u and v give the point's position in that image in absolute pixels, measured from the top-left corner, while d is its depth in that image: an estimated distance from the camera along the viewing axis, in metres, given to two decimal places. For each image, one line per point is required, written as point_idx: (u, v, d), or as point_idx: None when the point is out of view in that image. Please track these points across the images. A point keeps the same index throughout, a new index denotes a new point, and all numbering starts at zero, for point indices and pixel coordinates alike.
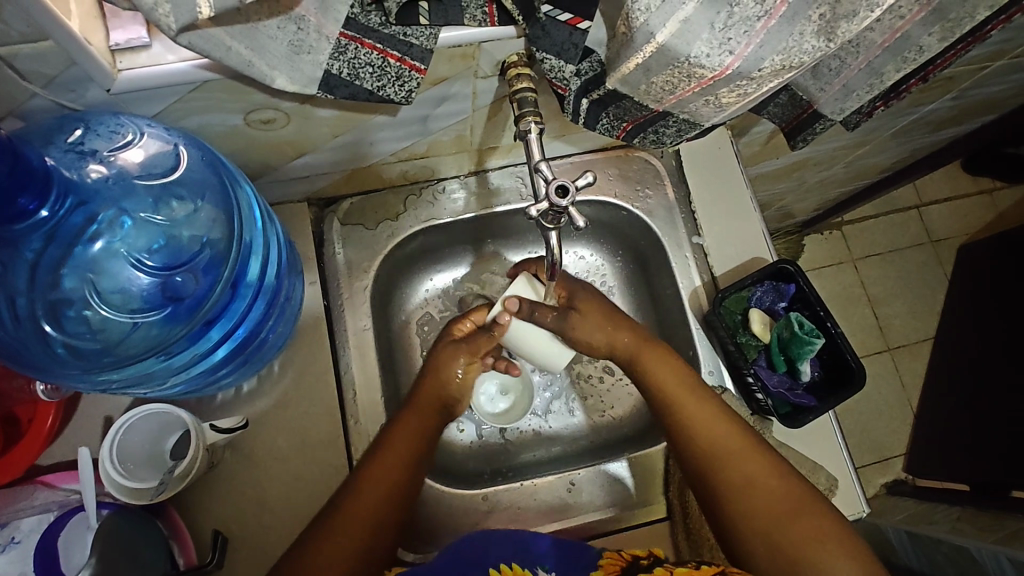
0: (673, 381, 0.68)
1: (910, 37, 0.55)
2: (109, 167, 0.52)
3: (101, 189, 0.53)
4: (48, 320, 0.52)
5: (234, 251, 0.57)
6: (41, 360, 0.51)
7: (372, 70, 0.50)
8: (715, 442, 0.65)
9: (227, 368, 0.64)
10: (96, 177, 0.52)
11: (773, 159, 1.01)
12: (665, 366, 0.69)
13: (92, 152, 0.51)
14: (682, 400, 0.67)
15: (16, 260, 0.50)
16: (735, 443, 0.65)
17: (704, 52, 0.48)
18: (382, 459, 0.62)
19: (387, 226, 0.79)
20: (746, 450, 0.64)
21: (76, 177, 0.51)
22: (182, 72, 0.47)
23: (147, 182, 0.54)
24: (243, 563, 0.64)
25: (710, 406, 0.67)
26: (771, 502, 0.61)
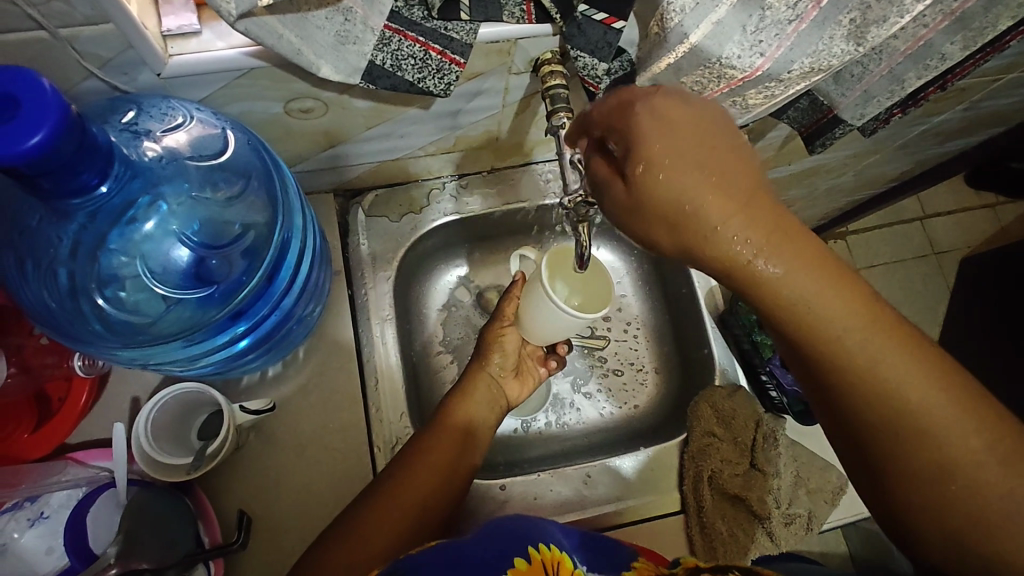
0: (855, 319, 0.43)
1: (932, 45, 0.57)
2: (162, 146, 0.53)
3: (154, 167, 0.53)
4: (90, 294, 0.53)
5: (272, 241, 0.58)
6: (84, 334, 0.53)
7: (414, 62, 0.52)
8: (931, 403, 0.44)
9: (252, 354, 0.65)
10: (150, 157, 0.52)
11: (786, 165, 1.03)
12: (835, 296, 0.43)
13: (146, 132, 0.51)
14: (853, 346, 0.43)
15: (65, 231, 0.50)
16: (873, 341, 0.43)
17: (735, 53, 0.50)
18: (424, 453, 0.63)
19: (411, 219, 0.80)
20: (873, 331, 0.44)
21: (134, 155, 0.51)
22: (232, 59, 0.49)
23: (196, 164, 0.55)
24: (266, 543, 0.65)
25: (919, 373, 0.43)
26: (913, 399, 0.43)
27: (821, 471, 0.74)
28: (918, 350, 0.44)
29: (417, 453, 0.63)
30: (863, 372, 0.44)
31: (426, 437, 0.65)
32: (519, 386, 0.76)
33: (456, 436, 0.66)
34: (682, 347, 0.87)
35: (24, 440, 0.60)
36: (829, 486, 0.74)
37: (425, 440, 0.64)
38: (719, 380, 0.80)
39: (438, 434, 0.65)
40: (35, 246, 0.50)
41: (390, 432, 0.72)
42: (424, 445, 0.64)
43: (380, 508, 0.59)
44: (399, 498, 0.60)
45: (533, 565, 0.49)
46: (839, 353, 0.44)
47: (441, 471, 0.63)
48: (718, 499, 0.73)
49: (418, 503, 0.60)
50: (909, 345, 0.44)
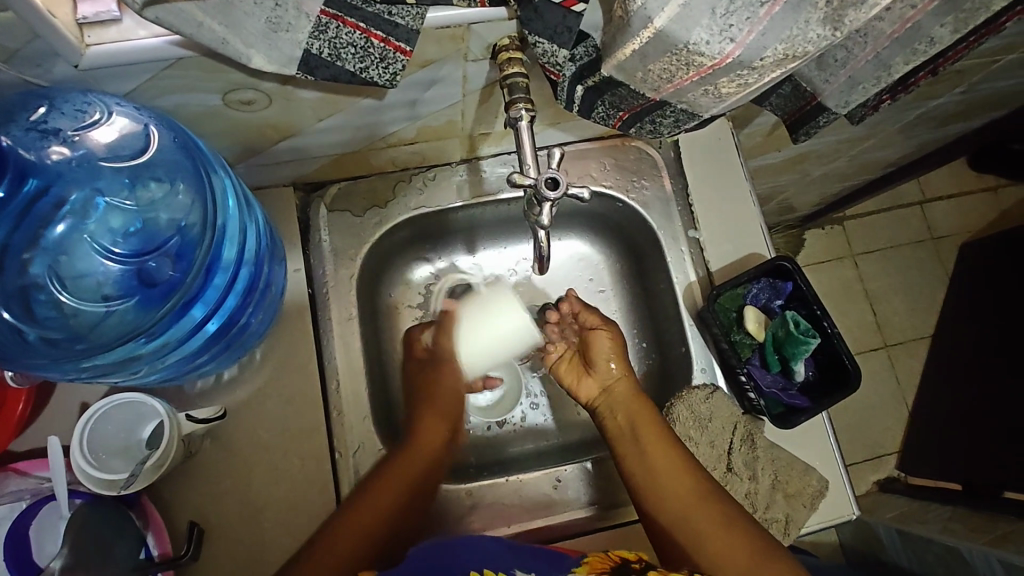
0: (671, 471, 0.65)
1: (920, 27, 0.52)
2: (74, 148, 0.52)
3: (64, 171, 0.52)
4: (20, 313, 0.51)
5: (208, 235, 0.55)
6: (22, 355, 0.49)
7: (355, 50, 0.47)
8: (682, 494, 0.63)
9: (207, 355, 0.62)
10: (57, 159, 0.51)
11: (774, 151, 1.00)
12: (645, 423, 0.69)
13: (55, 132, 0.50)
14: (659, 469, 0.65)
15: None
16: (669, 460, 0.66)
17: (703, 39, 0.46)
18: (392, 471, 0.66)
19: (375, 213, 0.77)
20: (684, 472, 0.65)
21: (35, 157, 0.50)
22: (155, 48, 0.45)
23: (114, 164, 0.54)
24: (222, 552, 0.63)
25: (683, 462, 0.65)
26: (679, 500, 0.63)
27: (801, 474, 0.71)
28: (691, 467, 0.65)
29: (387, 468, 0.66)
30: (651, 467, 0.66)
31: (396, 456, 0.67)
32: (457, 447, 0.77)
33: (419, 462, 0.68)
34: (660, 343, 0.84)
35: None
36: (810, 490, 0.71)
37: (365, 493, 0.63)
38: (697, 380, 0.76)
39: (406, 456, 0.68)
40: None
41: (353, 437, 0.70)
42: (378, 483, 0.65)
43: (342, 522, 0.61)
44: (331, 553, 0.59)
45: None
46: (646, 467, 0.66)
47: (396, 505, 0.64)
48: None
49: (352, 555, 0.59)
50: (694, 475, 0.64)
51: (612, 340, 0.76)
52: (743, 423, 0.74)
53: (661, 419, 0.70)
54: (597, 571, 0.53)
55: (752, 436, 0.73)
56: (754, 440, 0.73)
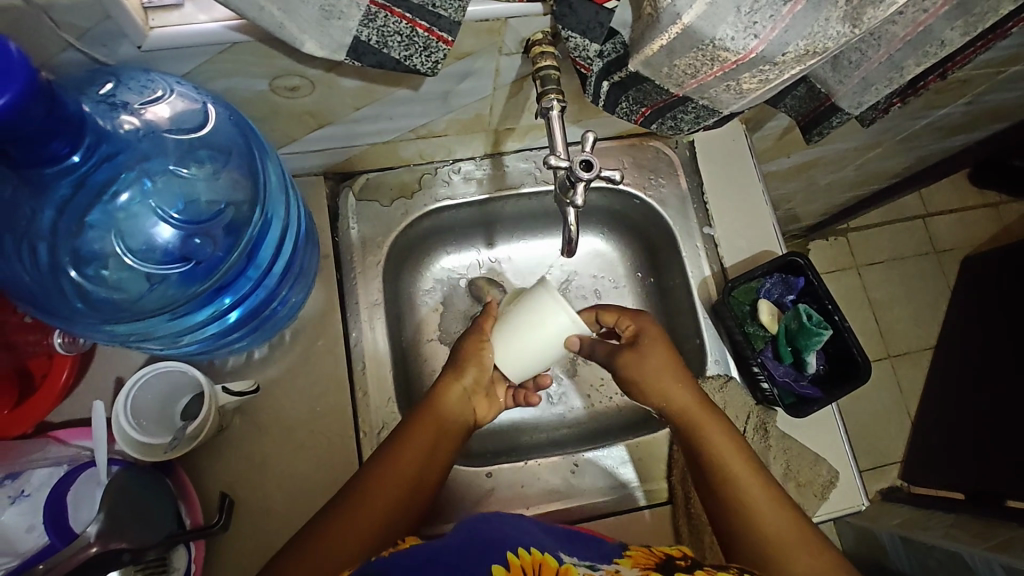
0: (757, 497, 0.62)
1: (932, 30, 0.55)
2: (141, 119, 0.52)
3: (132, 141, 0.52)
4: (71, 268, 0.52)
5: (255, 217, 0.57)
6: (66, 309, 0.52)
7: (400, 39, 0.50)
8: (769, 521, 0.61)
9: (239, 333, 0.64)
10: (129, 129, 0.52)
11: (785, 157, 1.03)
12: (724, 443, 0.65)
13: (123, 104, 0.50)
14: (746, 493, 0.62)
15: (44, 205, 0.50)
16: (754, 482, 0.63)
17: (729, 35, 0.49)
18: (393, 462, 0.62)
19: (402, 204, 0.80)
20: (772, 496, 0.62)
21: (110, 127, 0.50)
22: (213, 33, 0.48)
23: (176, 138, 0.54)
24: (250, 524, 0.65)
25: (767, 487, 0.63)
26: (768, 529, 0.60)
27: (811, 465, 0.74)
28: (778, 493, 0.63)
29: (393, 455, 0.63)
30: (733, 486, 0.63)
31: (403, 439, 0.64)
32: (490, 405, 0.73)
33: (423, 451, 0.64)
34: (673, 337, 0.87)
35: (6, 417, 0.60)
36: (821, 480, 0.73)
37: (395, 450, 0.63)
38: (711, 370, 0.78)
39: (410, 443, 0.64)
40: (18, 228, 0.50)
41: (377, 418, 0.72)
42: (382, 473, 0.62)
43: (341, 516, 0.59)
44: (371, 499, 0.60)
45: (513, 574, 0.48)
46: (726, 487, 0.63)
47: (399, 496, 0.61)
48: None
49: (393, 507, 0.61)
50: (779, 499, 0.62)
51: (660, 352, 0.69)
52: (757, 413, 0.76)
53: (732, 434, 0.66)
54: (640, 564, 0.56)
55: (765, 427, 0.75)
56: (767, 431, 0.75)
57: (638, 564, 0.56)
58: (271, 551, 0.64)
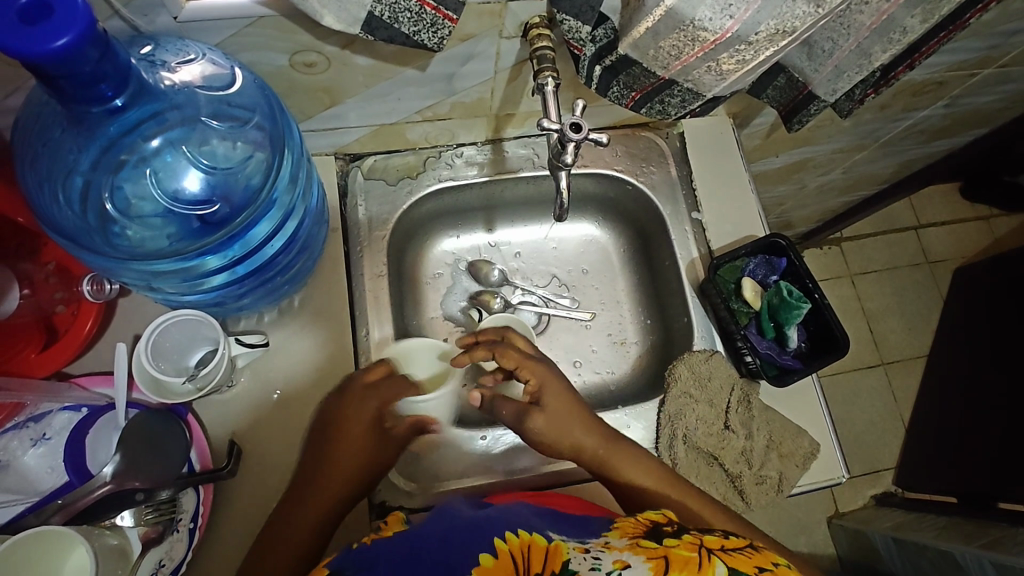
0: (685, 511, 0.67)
1: (894, 19, 0.61)
2: (178, 77, 0.56)
3: (169, 95, 0.57)
4: (109, 204, 0.58)
5: (270, 178, 0.62)
6: (95, 245, 0.57)
7: (410, 15, 0.55)
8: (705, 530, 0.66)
9: (249, 287, 0.69)
10: (167, 85, 0.56)
11: (773, 155, 1.08)
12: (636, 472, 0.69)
13: (163, 63, 0.55)
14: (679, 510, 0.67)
15: (87, 144, 0.55)
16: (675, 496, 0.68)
17: (707, 15, 0.54)
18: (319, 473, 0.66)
19: (407, 183, 0.85)
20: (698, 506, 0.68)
21: (152, 81, 0.54)
22: (242, 6, 0.54)
23: (207, 94, 0.59)
24: (255, 477, 0.68)
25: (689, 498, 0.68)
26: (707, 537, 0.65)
27: (794, 436, 0.77)
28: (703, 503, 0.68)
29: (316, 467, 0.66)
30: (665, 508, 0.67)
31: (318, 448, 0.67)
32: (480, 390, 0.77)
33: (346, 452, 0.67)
34: (664, 318, 0.91)
35: (32, 357, 0.63)
36: (803, 451, 0.76)
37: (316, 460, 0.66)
38: (698, 345, 0.82)
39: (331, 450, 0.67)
40: (59, 158, 0.54)
41: None
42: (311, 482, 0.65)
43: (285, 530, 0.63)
44: (314, 500, 0.64)
45: (500, 560, 0.49)
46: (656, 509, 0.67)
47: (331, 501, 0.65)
48: (693, 454, 0.77)
49: (331, 502, 0.65)
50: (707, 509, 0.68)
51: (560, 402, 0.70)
52: (742, 386, 0.79)
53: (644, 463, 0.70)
54: (628, 535, 0.56)
55: (747, 399, 0.78)
56: (750, 403, 0.78)
57: (626, 534, 0.56)
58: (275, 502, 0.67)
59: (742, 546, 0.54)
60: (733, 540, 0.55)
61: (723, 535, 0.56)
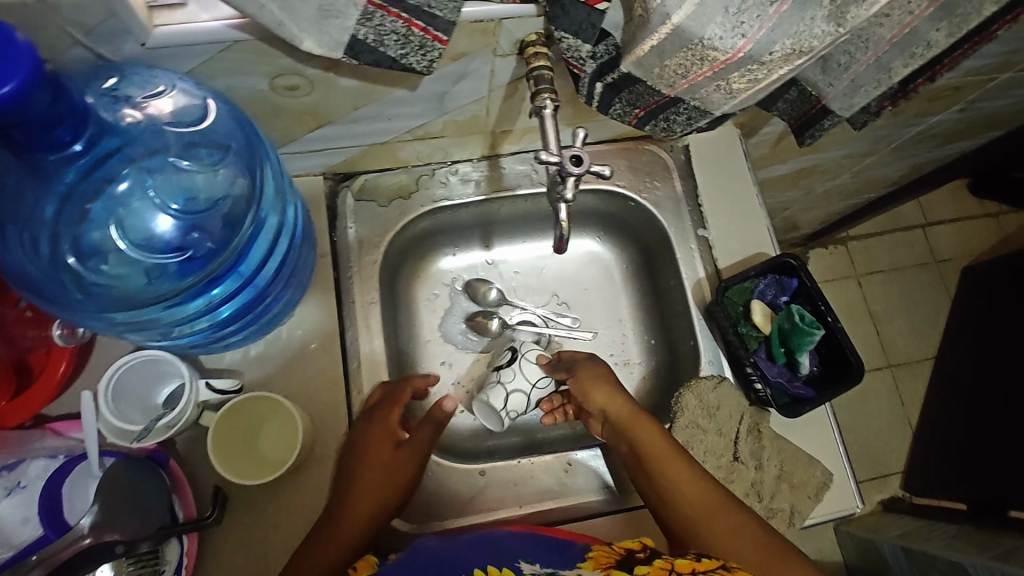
0: (708, 507, 0.63)
1: (917, 33, 0.57)
2: (143, 113, 0.54)
3: (133, 132, 0.54)
4: (69, 254, 0.54)
5: (252, 211, 0.59)
6: (64, 294, 0.54)
7: (396, 38, 0.52)
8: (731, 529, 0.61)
9: (235, 327, 0.65)
10: (131, 122, 0.54)
11: (780, 163, 1.04)
12: (662, 450, 0.67)
13: (127, 98, 0.52)
14: (704, 507, 0.63)
15: (48, 191, 0.52)
16: (696, 487, 0.64)
17: (718, 34, 0.50)
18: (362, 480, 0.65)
19: (400, 204, 0.81)
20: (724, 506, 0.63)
21: (112, 118, 0.52)
22: (214, 31, 0.50)
23: (175, 129, 0.56)
24: (242, 522, 0.65)
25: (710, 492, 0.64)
26: (731, 533, 0.60)
27: (805, 466, 0.74)
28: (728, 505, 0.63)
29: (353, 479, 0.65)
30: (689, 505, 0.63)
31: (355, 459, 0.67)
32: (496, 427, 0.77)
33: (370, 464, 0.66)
34: (669, 338, 0.87)
35: (3, 407, 0.60)
36: (815, 481, 0.73)
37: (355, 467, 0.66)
38: (705, 370, 0.79)
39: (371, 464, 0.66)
40: (18, 213, 0.51)
41: (372, 416, 0.72)
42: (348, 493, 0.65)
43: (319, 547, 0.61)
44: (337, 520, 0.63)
45: None
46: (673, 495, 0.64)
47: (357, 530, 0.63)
48: None
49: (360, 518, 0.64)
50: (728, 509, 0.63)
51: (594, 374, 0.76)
52: (750, 415, 0.76)
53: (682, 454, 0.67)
54: (602, 566, 0.53)
55: (758, 427, 0.75)
56: (760, 431, 0.75)
57: (599, 565, 0.53)
58: (270, 549, 0.65)
59: (713, 567, 0.51)
60: (704, 563, 0.52)
61: (696, 557, 0.53)
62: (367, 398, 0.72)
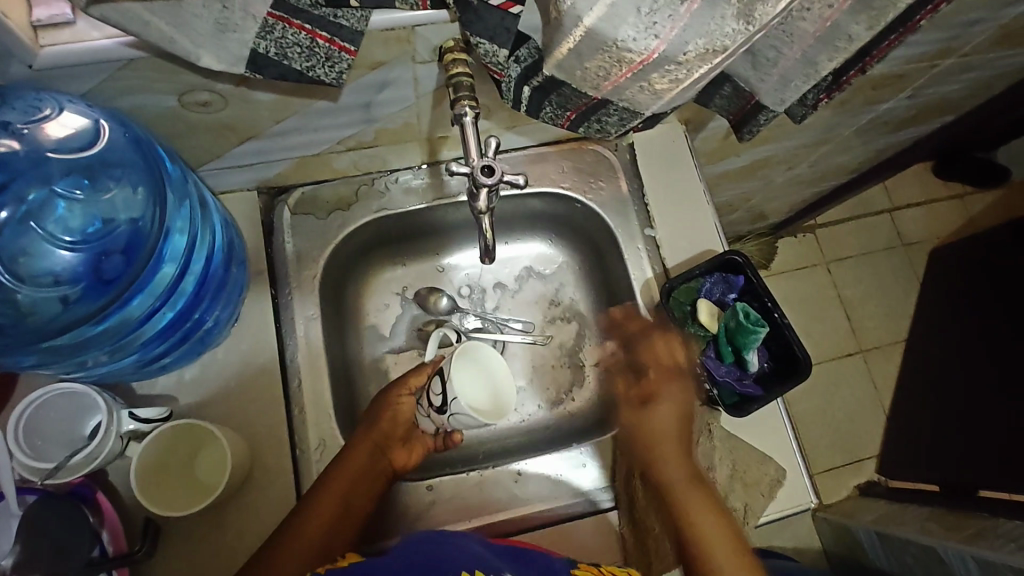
0: (709, 516, 0.65)
1: (839, 26, 0.56)
2: (24, 137, 0.54)
3: (15, 158, 0.55)
4: None
5: (154, 231, 0.58)
6: None
7: (301, 50, 0.49)
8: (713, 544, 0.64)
9: (169, 347, 0.64)
10: (6, 149, 0.55)
11: (733, 156, 1.03)
12: (670, 457, 0.70)
13: (6, 124, 0.53)
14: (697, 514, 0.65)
15: None
16: (697, 491, 0.67)
17: (630, 35, 0.49)
18: (341, 474, 0.65)
19: (339, 216, 0.78)
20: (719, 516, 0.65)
21: None
22: (107, 49, 0.48)
23: (60, 155, 0.57)
24: (177, 551, 0.63)
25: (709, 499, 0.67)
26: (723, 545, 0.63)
27: (756, 465, 0.73)
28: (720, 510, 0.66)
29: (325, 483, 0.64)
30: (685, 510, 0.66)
31: (332, 469, 0.65)
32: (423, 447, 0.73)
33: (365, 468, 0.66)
34: None
35: None
36: (767, 479, 0.72)
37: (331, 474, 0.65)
38: None
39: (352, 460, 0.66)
40: None
41: (314, 435, 0.70)
42: (327, 485, 0.64)
43: (287, 542, 0.60)
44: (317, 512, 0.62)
45: None
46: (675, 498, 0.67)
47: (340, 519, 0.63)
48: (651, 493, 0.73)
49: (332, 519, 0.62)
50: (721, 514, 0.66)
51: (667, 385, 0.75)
52: (701, 414, 0.76)
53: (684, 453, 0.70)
54: None
55: (710, 426, 0.75)
56: (711, 431, 0.75)
57: None
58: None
59: None
60: None
61: None
62: (309, 416, 0.71)
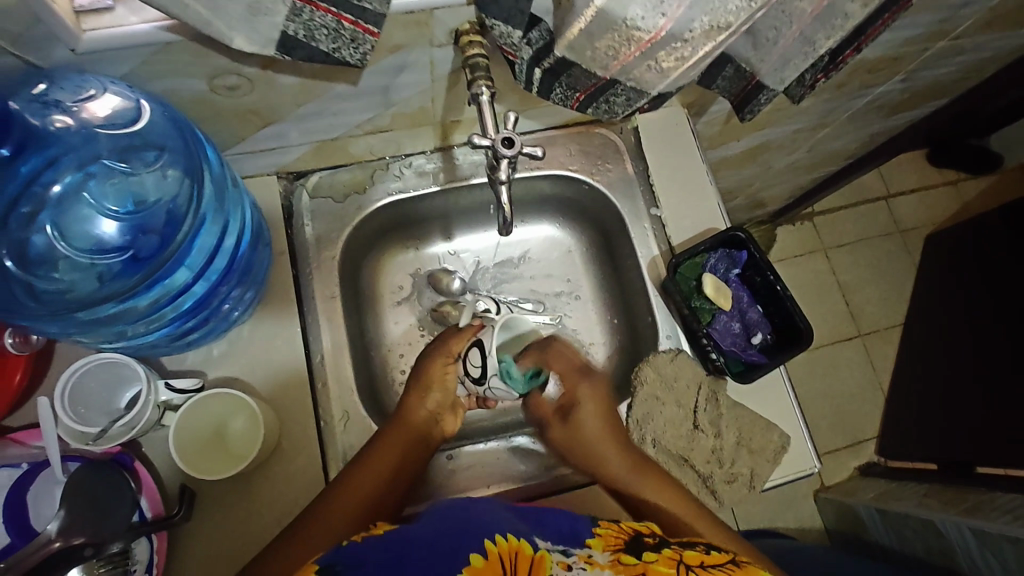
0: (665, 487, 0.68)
1: (835, 5, 0.59)
2: (73, 117, 0.56)
3: (62, 136, 0.58)
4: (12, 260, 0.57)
5: (191, 212, 0.61)
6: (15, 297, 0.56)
7: (328, 32, 0.52)
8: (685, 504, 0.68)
9: (195, 324, 0.66)
10: (59, 127, 0.57)
11: (734, 141, 1.06)
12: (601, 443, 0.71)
13: (56, 103, 0.55)
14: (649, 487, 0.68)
15: None
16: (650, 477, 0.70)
17: (639, 14, 0.52)
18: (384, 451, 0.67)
19: (356, 199, 0.81)
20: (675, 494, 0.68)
21: (40, 124, 0.55)
22: (146, 33, 0.50)
23: (106, 131, 0.59)
24: (209, 517, 0.66)
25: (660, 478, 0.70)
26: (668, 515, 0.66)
27: (762, 432, 0.76)
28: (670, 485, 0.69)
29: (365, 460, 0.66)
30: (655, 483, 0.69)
31: (372, 450, 0.67)
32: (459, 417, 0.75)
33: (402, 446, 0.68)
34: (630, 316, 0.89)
35: None
36: (772, 445, 0.75)
37: (371, 452, 0.67)
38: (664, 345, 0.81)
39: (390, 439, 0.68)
40: None
41: (337, 408, 0.73)
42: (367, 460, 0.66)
43: (323, 513, 0.61)
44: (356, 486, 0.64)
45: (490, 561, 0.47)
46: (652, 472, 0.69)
47: (371, 494, 0.64)
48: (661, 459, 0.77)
49: (372, 491, 0.64)
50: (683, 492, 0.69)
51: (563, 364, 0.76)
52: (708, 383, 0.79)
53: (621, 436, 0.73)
54: (612, 546, 0.53)
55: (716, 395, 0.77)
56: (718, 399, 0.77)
57: (608, 546, 0.54)
58: (240, 542, 0.66)
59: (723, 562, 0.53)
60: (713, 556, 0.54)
61: (706, 550, 0.55)
62: (331, 391, 0.73)
